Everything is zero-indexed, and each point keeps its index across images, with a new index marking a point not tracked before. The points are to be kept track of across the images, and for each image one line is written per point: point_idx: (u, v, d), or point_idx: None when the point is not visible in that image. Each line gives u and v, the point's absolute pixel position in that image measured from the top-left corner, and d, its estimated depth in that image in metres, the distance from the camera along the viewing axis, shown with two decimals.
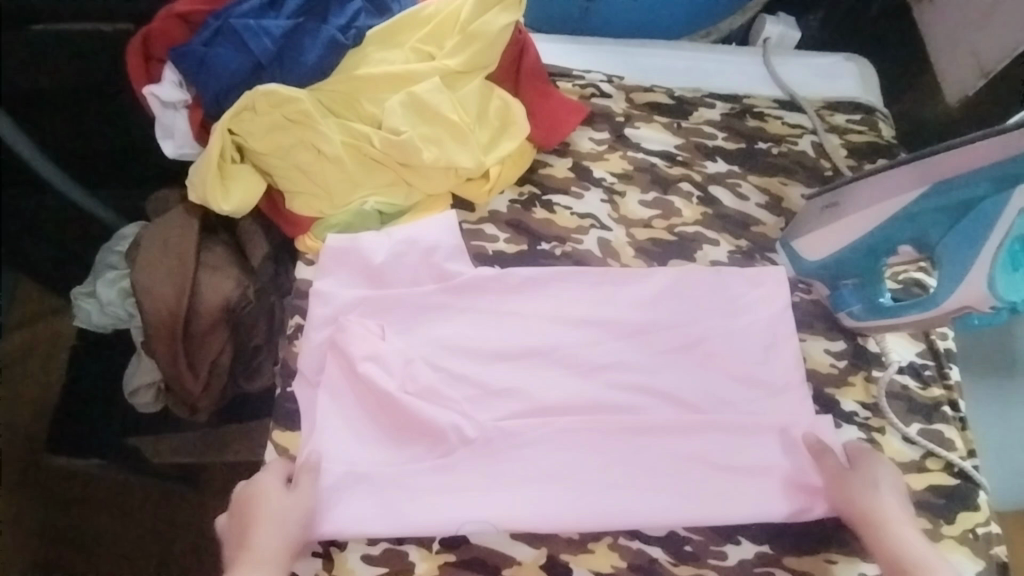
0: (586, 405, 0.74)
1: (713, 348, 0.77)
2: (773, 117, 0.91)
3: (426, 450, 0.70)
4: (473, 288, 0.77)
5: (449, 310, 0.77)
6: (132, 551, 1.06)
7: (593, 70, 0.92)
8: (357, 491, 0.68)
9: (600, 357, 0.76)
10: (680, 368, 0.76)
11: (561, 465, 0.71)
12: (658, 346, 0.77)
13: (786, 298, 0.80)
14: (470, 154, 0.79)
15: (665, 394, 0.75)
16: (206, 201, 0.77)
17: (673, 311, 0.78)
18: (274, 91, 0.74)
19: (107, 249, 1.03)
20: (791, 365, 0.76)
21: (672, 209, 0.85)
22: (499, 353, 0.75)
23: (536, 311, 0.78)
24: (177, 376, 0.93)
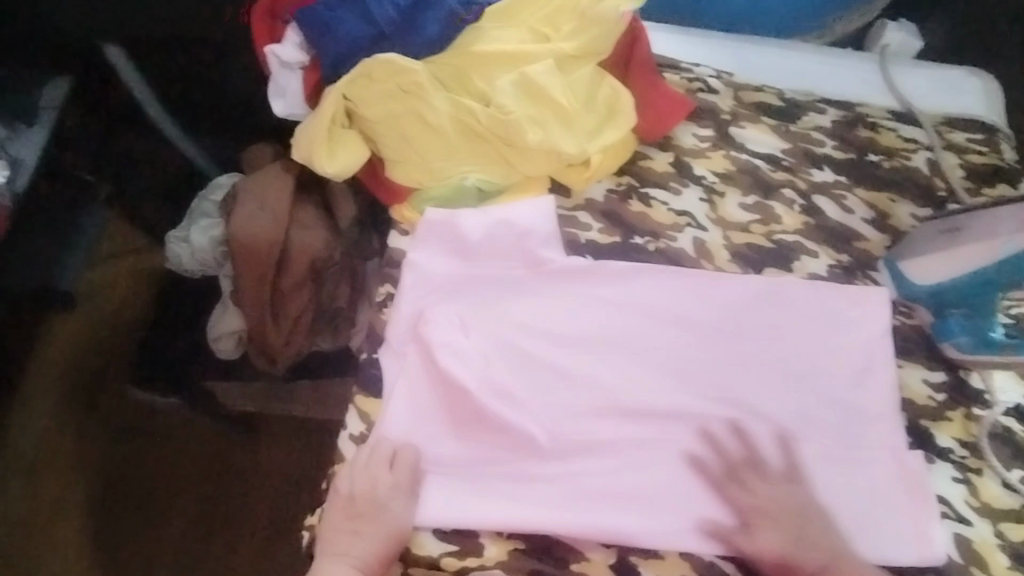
0: (668, 410, 0.72)
1: (801, 365, 0.75)
2: (887, 129, 0.87)
3: (501, 438, 0.71)
4: (564, 276, 0.77)
5: (538, 295, 0.77)
6: (194, 489, 1.12)
7: (703, 64, 0.90)
8: (434, 479, 0.69)
9: (684, 361, 0.75)
10: (767, 381, 0.74)
11: (639, 475, 0.70)
12: (744, 353, 0.75)
13: (887, 324, 0.77)
14: (575, 140, 0.78)
15: (749, 406, 0.73)
16: (312, 160, 0.79)
17: (766, 323, 0.77)
18: (392, 61, 0.75)
19: (203, 197, 1.08)
20: (884, 396, 0.74)
21: (772, 215, 0.83)
22: (582, 345, 0.75)
23: (625, 306, 0.77)
24: (261, 328, 0.98)
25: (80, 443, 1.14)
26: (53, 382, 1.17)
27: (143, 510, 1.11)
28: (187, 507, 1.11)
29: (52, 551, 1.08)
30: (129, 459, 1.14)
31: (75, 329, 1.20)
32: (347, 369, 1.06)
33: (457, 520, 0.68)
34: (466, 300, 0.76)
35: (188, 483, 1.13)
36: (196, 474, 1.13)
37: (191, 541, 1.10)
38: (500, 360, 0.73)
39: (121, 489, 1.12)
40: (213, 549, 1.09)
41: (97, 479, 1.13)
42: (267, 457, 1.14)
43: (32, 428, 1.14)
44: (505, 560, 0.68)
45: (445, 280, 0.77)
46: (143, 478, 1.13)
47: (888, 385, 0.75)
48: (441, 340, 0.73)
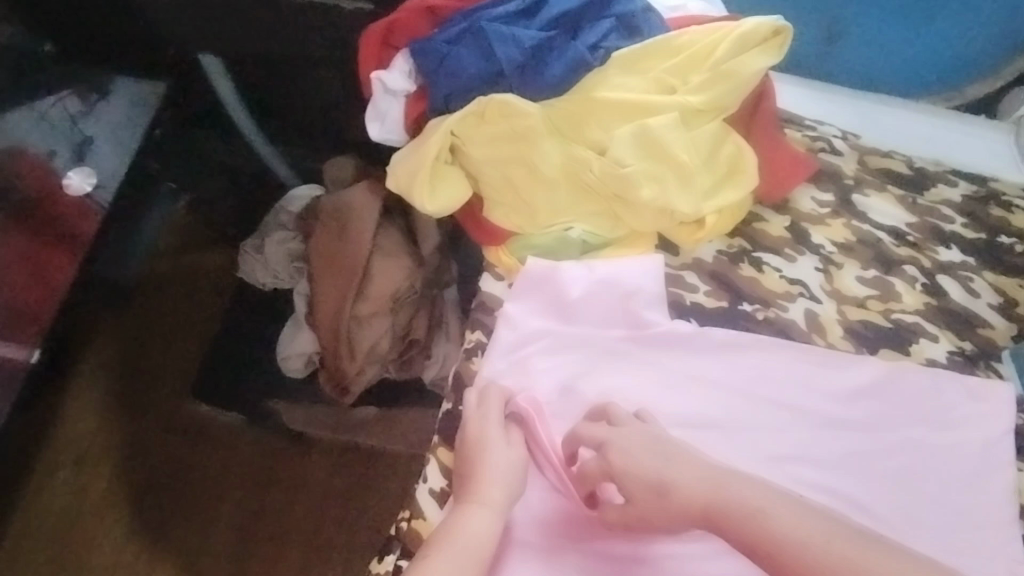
0: None
1: (915, 463, 0.71)
2: (1023, 209, 0.81)
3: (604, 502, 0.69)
4: (666, 342, 0.74)
5: (640, 362, 0.73)
6: (242, 502, 1.10)
7: (828, 123, 0.85)
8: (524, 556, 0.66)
9: (791, 447, 0.71)
10: (877, 476, 0.70)
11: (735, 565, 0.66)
12: (853, 444, 0.71)
13: (1010, 424, 0.72)
14: (691, 200, 0.74)
15: (858, 503, 0.69)
16: (412, 197, 0.75)
17: (879, 414, 0.72)
18: (509, 103, 0.71)
19: (280, 208, 1.06)
20: (1001, 499, 0.70)
21: (892, 292, 0.78)
22: (682, 420, 0.71)
23: (728, 381, 0.73)
24: (334, 354, 0.94)
25: (131, 442, 1.13)
26: (109, 376, 1.17)
27: (188, 518, 1.09)
28: (234, 520, 1.09)
29: (94, 549, 1.07)
30: (179, 464, 1.12)
31: (134, 326, 1.20)
32: (431, 403, 1.03)
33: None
34: (569, 361, 0.73)
35: (236, 495, 1.11)
36: (246, 489, 1.11)
37: (232, 557, 1.07)
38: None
39: (169, 493, 1.11)
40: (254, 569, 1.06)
41: (146, 480, 1.11)
42: (318, 477, 1.11)
43: (84, 420, 1.14)
44: None
45: (545, 339, 0.73)
46: (189, 484, 1.11)
47: (1007, 491, 0.70)
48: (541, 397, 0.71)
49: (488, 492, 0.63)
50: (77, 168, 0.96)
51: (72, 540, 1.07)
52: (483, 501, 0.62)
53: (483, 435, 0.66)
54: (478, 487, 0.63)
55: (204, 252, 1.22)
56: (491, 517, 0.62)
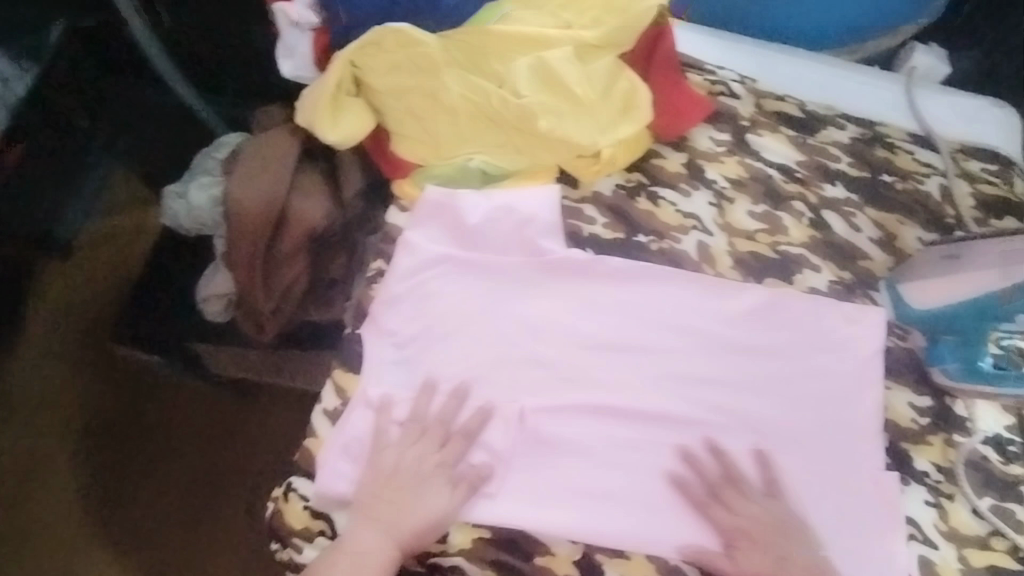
0: (654, 413, 0.74)
1: (789, 378, 0.76)
2: (904, 151, 0.86)
3: (499, 417, 0.73)
4: (561, 267, 0.77)
5: (535, 284, 0.77)
6: (183, 461, 1.09)
7: (727, 68, 0.89)
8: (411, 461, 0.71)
9: (677, 364, 0.75)
10: (754, 390, 0.75)
11: (613, 475, 0.72)
12: (739, 364, 0.76)
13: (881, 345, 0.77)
14: (586, 129, 0.78)
15: (731, 414, 0.74)
16: (314, 126, 0.79)
17: (763, 334, 0.77)
18: (404, 31, 0.75)
19: (206, 154, 1.06)
20: (872, 411, 0.74)
21: (779, 226, 0.82)
22: (575, 339, 0.76)
23: (619, 302, 0.77)
24: (251, 292, 0.96)
25: (67, 403, 1.11)
26: (42, 335, 1.14)
27: (127, 478, 1.08)
28: (173, 479, 1.08)
29: (35, 513, 1.05)
30: (117, 424, 1.10)
31: (66, 283, 1.16)
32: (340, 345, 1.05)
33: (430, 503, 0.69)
34: (470, 284, 0.76)
35: (179, 453, 1.09)
36: (185, 446, 1.10)
37: (170, 512, 1.06)
38: (497, 347, 0.74)
39: (106, 453, 1.09)
40: (200, 524, 1.06)
41: (83, 442, 1.09)
42: (257, 426, 1.11)
43: (15, 382, 1.12)
44: (469, 548, 0.69)
45: (446, 263, 0.77)
46: (122, 438, 1.10)
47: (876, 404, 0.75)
48: (438, 318, 0.75)
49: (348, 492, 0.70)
50: None
51: (5, 503, 1.06)
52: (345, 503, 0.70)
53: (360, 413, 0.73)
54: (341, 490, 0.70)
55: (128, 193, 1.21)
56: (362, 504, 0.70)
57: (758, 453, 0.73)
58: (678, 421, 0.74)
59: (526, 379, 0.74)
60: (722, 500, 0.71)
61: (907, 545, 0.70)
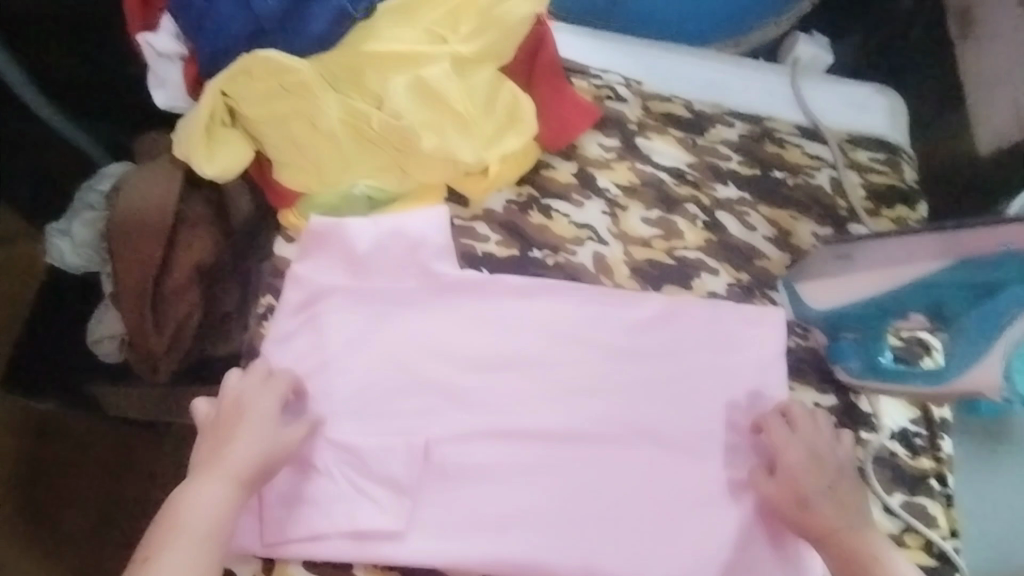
0: (559, 433, 0.72)
1: (692, 385, 0.75)
2: (793, 145, 0.87)
3: (399, 456, 0.69)
4: (456, 290, 0.75)
5: (430, 309, 0.74)
6: (89, 506, 1.04)
7: (613, 71, 0.88)
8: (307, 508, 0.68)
9: (579, 379, 0.74)
10: (657, 399, 0.74)
11: (509, 499, 0.69)
12: (643, 373, 0.75)
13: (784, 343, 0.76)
14: (472, 147, 0.75)
15: (637, 427, 0.73)
16: (190, 159, 0.73)
17: (663, 341, 0.76)
18: (272, 59, 0.70)
19: (88, 187, 0.99)
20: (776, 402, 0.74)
21: (674, 230, 0.81)
22: (475, 363, 0.73)
23: (519, 320, 0.75)
24: (142, 332, 0.89)
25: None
26: None
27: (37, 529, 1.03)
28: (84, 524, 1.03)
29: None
30: (24, 472, 1.05)
31: None
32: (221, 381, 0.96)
33: (329, 551, 0.67)
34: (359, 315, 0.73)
35: (92, 496, 1.05)
36: (95, 488, 1.05)
37: (80, 562, 1.02)
38: (387, 378, 0.72)
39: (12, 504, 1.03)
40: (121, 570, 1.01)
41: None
42: (168, 463, 1.06)
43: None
44: None
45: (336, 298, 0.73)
46: (26, 490, 1.04)
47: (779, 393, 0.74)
48: (326, 356, 0.72)
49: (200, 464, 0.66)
50: None
51: None
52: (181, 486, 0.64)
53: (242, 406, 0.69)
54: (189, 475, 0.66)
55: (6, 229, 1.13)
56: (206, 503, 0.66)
57: (664, 464, 0.72)
58: (579, 438, 0.72)
59: (421, 413, 0.71)
60: (628, 513, 0.70)
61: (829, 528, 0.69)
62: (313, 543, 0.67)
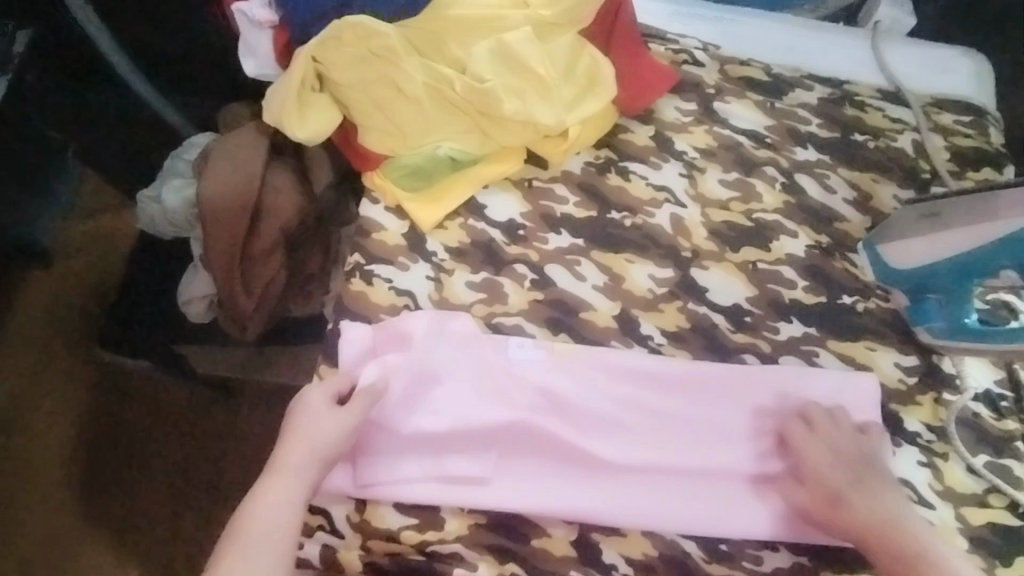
0: (657, 412, 0.72)
1: (776, 387, 0.74)
2: (874, 109, 0.86)
3: (470, 451, 0.70)
4: (545, 277, 0.76)
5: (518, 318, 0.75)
6: (165, 463, 1.08)
7: (690, 36, 0.88)
8: (414, 474, 0.68)
9: (668, 370, 0.73)
10: (744, 394, 0.73)
11: (584, 494, 0.69)
12: (727, 375, 0.74)
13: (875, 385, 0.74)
14: (552, 110, 0.76)
15: (724, 421, 0.72)
16: (281, 124, 0.76)
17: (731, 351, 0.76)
18: (364, 23, 0.72)
19: (176, 155, 1.01)
20: (826, 393, 0.73)
21: (752, 193, 0.81)
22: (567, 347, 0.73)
23: (597, 315, 0.76)
24: (232, 294, 0.94)
25: (51, 410, 1.10)
26: (22, 343, 1.13)
27: (110, 486, 1.06)
28: (158, 480, 1.07)
29: (25, 518, 1.05)
30: (103, 431, 1.09)
31: (46, 293, 1.15)
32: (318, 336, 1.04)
33: (437, 498, 0.68)
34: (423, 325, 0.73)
35: (168, 457, 1.08)
36: (174, 449, 1.08)
37: (159, 514, 1.05)
38: (442, 375, 0.71)
39: (90, 459, 1.07)
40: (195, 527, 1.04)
41: (71, 449, 1.08)
42: (243, 424, 1.09)
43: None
44: (465, 535, 0.68)
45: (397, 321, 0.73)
46: (113, 443, 1.08)
47: (834, 384, 0.74)
48: (391, 363, 0.70)
49: (286, 457, 0.64)
50: None
51: None
52: (287, 469, 0.64)
53: (306, 406, 0.67)
54: (282, 456, 0.65)
55: (102, 199, 1.20)
56: (299, 488, 0.63)
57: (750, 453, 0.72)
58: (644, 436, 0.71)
59: (494, 393, 0.71)
60: (722, 493, 0.70)
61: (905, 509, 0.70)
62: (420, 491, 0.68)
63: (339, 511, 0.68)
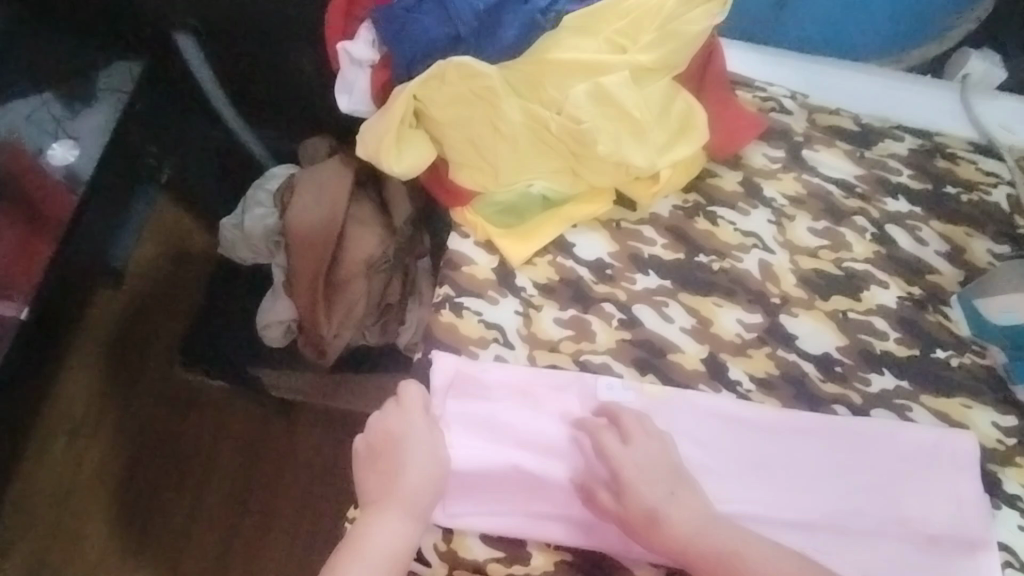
0: (750, 461, 0.71)
1: (875, 442, 0.71)
2: (967, 161, 0.85)
3: (554, 488, 0.69)
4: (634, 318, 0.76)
5: (605, 355, 0.75)
6: (225, 479, 1.09)
7: (778, 84, 0.89)
8: (497, 507, 0.68)
9: (758, 418, 0.72)
10: (843, 446, 0.71)
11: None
12: (821, 426, 0.72)
13: (976, 447, 0.72)
14: (645, 153, 0.77)
15: (820, 473, 0.70)
16: (379, 159, 0.77)
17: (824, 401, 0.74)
18: (467, 65, 0.73)
19: (257, 186, 1.03)
20: (921, 444, 0.71)
21: (842, 242, 0.81)
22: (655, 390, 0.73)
23: (687, 359, 0.75)
24: (312, 318, 0.96)
25: (111, 430, 1.09)
26: (92, 358, 1.13)
27: (169, 507, 1.07)
28: (216, 504, 1.07)
29: (82, 532, 1.05)
30: (165, 445, 1.10)
31: (118, 308, 1.16)
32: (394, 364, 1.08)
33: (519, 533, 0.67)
34: (512, 359, 0.74)
35: (228, 472, 1.09)
36: (235, 466, 1.09)
37: (221, 531, 1.06)
38: (519, 406, 0.71)
39: (151, 476, 1.08)
40: (251, 552, 1.05)
41: (132, 462, 1.09)
42: (304, 441, 1.10)
43: (62, 400, 1.10)
44: (552, 571, 0.67)
45: (485, 357, 0.74)
46: (177, 458, 1.10)
47: (930, 438, 0.72)
48: (475, 398, 0.71)
49: (396, 494, 0.65)
50: (58, 140, 0.89)
51: (50, 519, 1.05)
52: (393, 508, 0.64)
53: (402, 439, 0.67)
54: (390, 495, 0.65)
55: (164, 221, 1.20)
56: (409, 526, 0.64)
57: (849, 507, 0.69)
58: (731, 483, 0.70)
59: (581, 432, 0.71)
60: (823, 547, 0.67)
61: (1003, 572, 0.68)
62: (504, 525, 0.68)
63: (427, 539, 0.67)
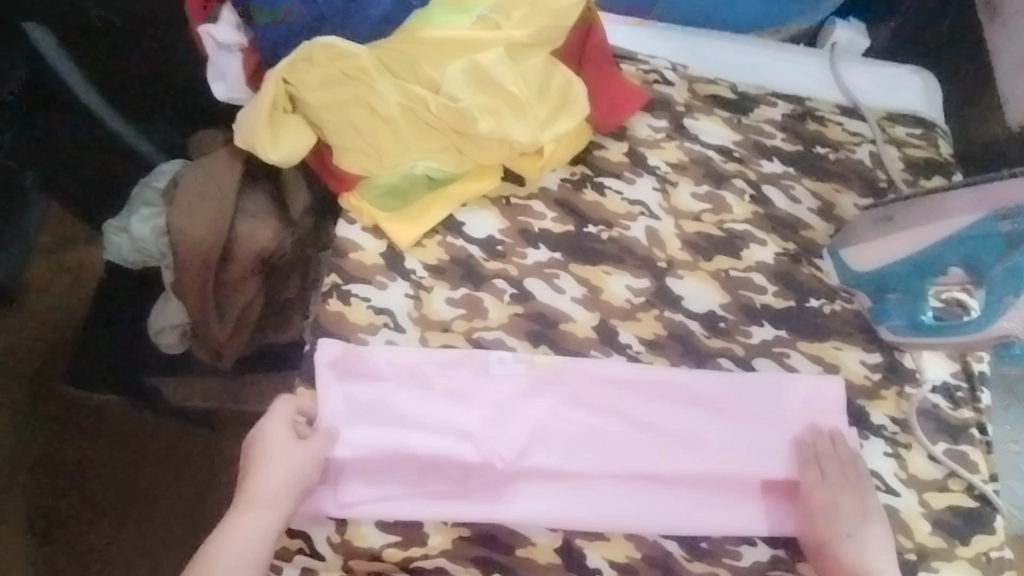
0: (633, 421, 0.74)
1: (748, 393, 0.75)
2: (834, 123, 0.90)
3: (445, 465, 0.70)
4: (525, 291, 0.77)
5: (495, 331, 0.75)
6: (147, 498, 1.06)
7: (660, 56, 0.92)
8: (388, 489, 0.68)
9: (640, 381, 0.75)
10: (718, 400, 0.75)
11: (566, 501, 0.70)
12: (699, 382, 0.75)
13: (841, 384, 0.76)
14: (526, 129, 0.77)
15: (697, 426, 0.74)
16: (254, 147, 0.74)
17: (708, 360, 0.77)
18: (334, 45, 0.72)
19: (143, 184, 0.97)
20: (795, 392, 0.76)
21: (723, 204, 0.84)
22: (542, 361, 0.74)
23: (579, 328, 0.77)
24: (205, 321, 0.92)
25: (11, 462, 1.05)
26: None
27: (85, 534, 1.03)
28: (139, 524, 1.04)
29: None
30: (76, 472, 1.05)
31: (12, 336, 1.10)
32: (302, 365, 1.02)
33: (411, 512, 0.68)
34: (403, 342, 0.74)
35: (148, 490, 1.06)
36: (157, 483, 1.06)
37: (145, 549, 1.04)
38: (410, 389, 0.71)
39: (64, 505, 1.04)
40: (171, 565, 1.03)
41: (42, 494, 1.04)
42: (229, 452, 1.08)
43: None
44: (450, 549, 0.68)
45: (375, 342, 0.73)
46: (92, 483, 1.05)
47: (800, 385, 0.76)
48: (361, 384, 0.71)
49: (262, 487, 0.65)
50: None
51: None
52: (260, 501, 0.65)
53: (271, 435, 0.67)
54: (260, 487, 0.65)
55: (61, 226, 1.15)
56: (272, 515, 0.64)
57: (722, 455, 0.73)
58: (620, 445, 0.73)
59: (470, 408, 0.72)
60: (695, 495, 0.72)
61: None
62: (396, 507, 0.68)
63: (320, 534, 0.68)
